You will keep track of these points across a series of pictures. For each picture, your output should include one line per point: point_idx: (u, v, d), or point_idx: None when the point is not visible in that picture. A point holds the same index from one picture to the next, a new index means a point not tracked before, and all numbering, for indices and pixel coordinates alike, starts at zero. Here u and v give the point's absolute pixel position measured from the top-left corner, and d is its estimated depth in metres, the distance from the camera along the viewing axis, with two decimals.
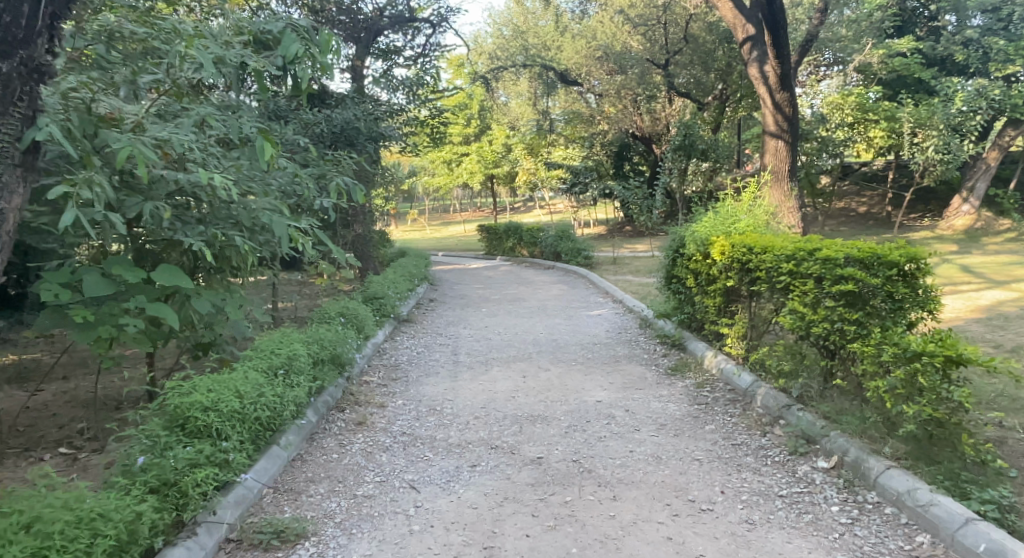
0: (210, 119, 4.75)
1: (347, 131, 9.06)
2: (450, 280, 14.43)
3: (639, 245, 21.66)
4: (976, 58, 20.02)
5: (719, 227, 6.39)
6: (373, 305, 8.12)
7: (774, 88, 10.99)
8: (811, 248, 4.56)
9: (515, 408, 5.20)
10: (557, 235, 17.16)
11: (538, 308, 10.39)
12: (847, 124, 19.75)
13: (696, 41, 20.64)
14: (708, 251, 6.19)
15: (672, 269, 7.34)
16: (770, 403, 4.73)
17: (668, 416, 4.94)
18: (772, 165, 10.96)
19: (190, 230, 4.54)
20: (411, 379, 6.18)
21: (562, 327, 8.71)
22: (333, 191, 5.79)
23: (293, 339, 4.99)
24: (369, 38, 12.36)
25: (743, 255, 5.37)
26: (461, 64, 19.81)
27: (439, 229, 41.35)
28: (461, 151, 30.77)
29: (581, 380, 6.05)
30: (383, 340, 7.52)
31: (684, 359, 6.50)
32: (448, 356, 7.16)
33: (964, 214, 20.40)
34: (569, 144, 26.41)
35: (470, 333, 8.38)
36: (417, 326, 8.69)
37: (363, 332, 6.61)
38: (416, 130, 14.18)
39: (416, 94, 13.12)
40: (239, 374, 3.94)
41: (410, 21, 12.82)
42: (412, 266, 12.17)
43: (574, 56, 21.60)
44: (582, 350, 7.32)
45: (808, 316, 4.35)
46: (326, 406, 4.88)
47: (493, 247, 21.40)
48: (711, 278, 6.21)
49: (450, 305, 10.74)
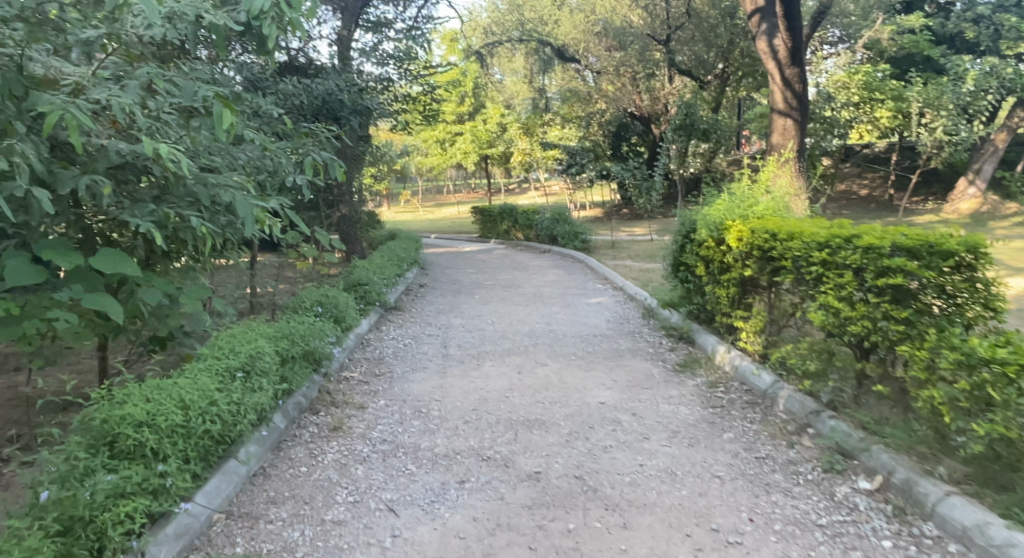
0: (160, 81, 4.14)
1: (329, 104, 8.44)
2: (442, 265, 13.86)
3: (637, 228, 21.04)
4: (987, 35, 19.65)
5: (735, 211, 5.83)
6: (356, 293, 7.54)
7: (783, 63, 10.41)
8: (847, 234, 4.03)
9: (508, 411, 4.67)
10: (553, 217, 16.58)
11: (534, 295, 9.84)
12: (852, 104, 19.10)
13: (698, 17, 20.06)
14: (723, 237, 5.65)
15: (680, 256, 6.78)
16: (796, 408, 4.23)
17: (681, 422, 4.40)
18: (778, 144, 10.42)
19: (140, 210, 3.98)
20: (395, 376, 5.64)
21: (559, 317, 8.15)
22: (309, 167, 5.21)
23: (261, 332, 4.44)
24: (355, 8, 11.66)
25: (764, 242, 4.83)
26: (455, 39, 19.18)
27: (431, 212, 40.52)
28: (455, 130, 29.47)
29: (582, 378, 5.51)
30: (367, 331, 6.96)
31: (693, 353, 5.99)
32: (437, 348, 6.61)
33: (970, 198, 19.92)
34: (564, 123, 25.21)
35: (461, 323, 7.84)
36: (404, 314, 8.13)
37: (343, 323, 6.05)
38: (408, 107, 13.55)
39: (406, 69, 12.38)
40: (188, 378, 3.38)
41: None
42: (401, 250, 11.59)
43: (571, 31, 21.08)
44: (582, 342, 6.78)
45: (847, 313, 3.83)
46: (297, 409, 4.34)
47: (487, 230, 20.80)
48: (726, 266, 5.68)
49: (441, 292, 10.18)
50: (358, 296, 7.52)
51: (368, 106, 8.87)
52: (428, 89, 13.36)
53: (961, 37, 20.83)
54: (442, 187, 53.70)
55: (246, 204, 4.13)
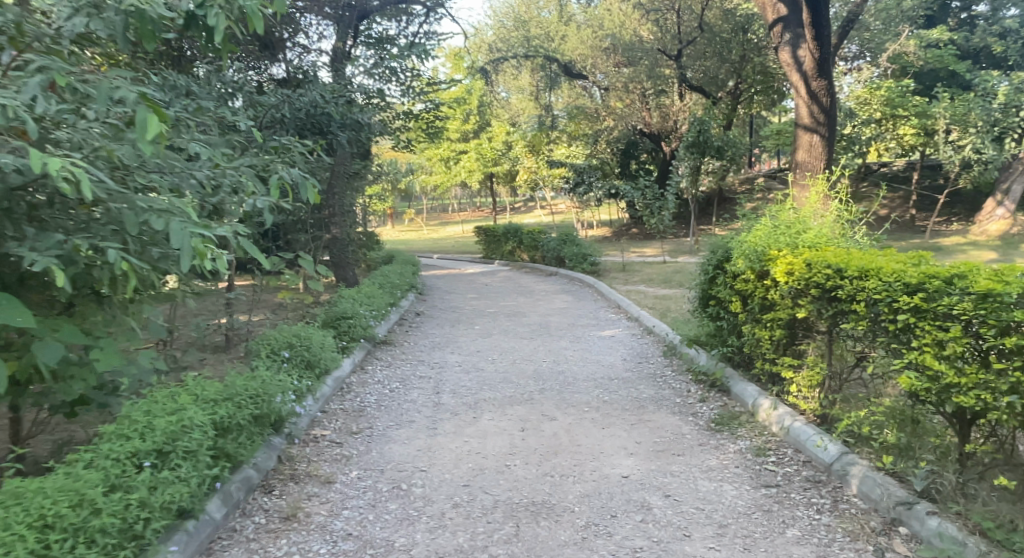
0: (77, 81, 3.32)
1: (315, 117, 7.65)
2: (442, 289, 12.99)
3: (647, 250, 20.17)
4: (1015, 50, 19.01)
5: (779, 238, 4.96)
6: (337, 328, 6.65)
7: (810, 75, 9.57)
8: (947, 274, 3.13)
9: (510, 489, 3.76)
10: (561, 238, 15.70)
11: (540, 326, 8.91)
12: (874, 121, 18.32)
13: (712, 31, 19.59)
14: (765, 270, 4.77)
15: (710, 288, 5.87)
16: (877, 494, 3.32)
17: (728, 511, 3.48)
18: (804, 162, 9.54)
19: (43, 242, 3.12)
20: (376, 432, 4.74)
21: (569, 354, 7.21)
22: (273, 187, 4.32)
23: (202, 391, 3.55)
24: (354, 20, 10.95)
25: (825, 279, 3.94)
26: (460, 55, 18.69)
27: (434, 230, 39.64)
28: (459, 149, 29.02)
29: (599, 440, 4.59)
30: (347, 373, 6.07)
31: (729, 407, 5.09)
32: (428, 396, 5.68)
33: (998, 219, 19.08)
34: (572, 142, 23.93)
35: (458, 360, 6.95)
36: (395, 351, 7.26)
37: (316, 369, 5.15)
38: (409, 124, 12.81)
39: (411, 87, 11.57)
40: (70, 476, 2.50)
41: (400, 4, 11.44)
42: (396, 275, 10.73)
43: (578, 47, 20.52)
44: (596, 387, 5.88)
45: (950, 379, 2.94)
46: (244, 490, 3.44)
47: (491, 251, 19.97)
48: (769, 304, 4.80)
49: (438, 321, 9.28)
50: (340, 331, 6.63)
51: (360, 120, 8.10)
52: (434, 107, 12.59)
53: (986, 51, 20.19)
54: (446, 205, 52.99)
55: (181, 232, 3.26)
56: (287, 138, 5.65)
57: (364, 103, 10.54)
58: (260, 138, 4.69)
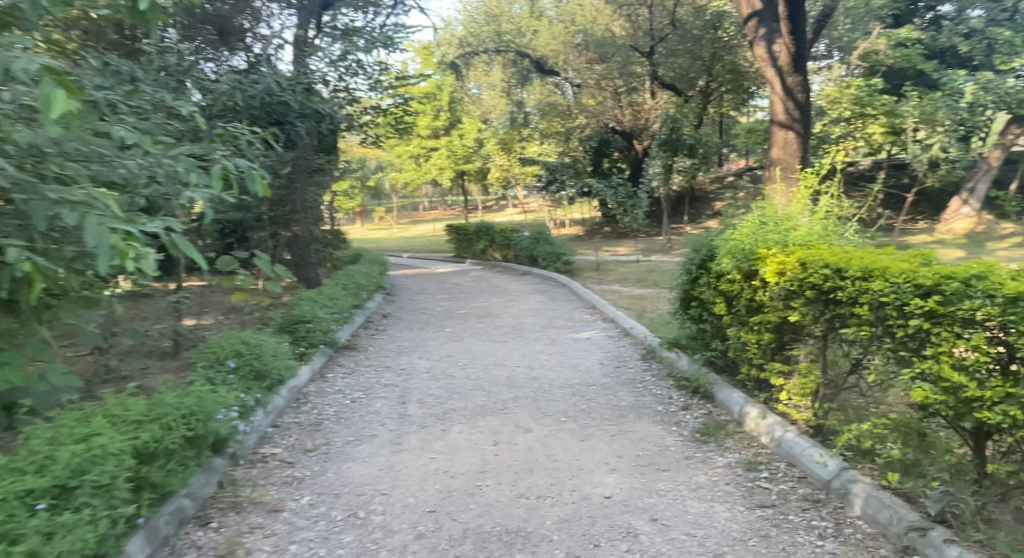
0: None
1: (271, 106, 7.17)
2: (412, 289, 12.54)
3: (620, 249, 19.95)
4: (980, 50, 19.19)
5: (766, 235, 4.65)
6: (294, 334, 6.19)
7: (785, 70, 9.37)
8: (964, 274, 2.86)
9: (479, 514, 3.38)
10: (534, 237, 15.36)
11: (513, 328, 8.53)
12: (843, 119, 18.55)
13: (683, 27, 19.38)
14: (753, 269, 4.46)
15: (692, 289, 5.56)
16: (884, 518, 3.01)
17: (722, 537, 3.13)
18: (779, 159, 9.33)
19: None
20: (332, 450, 4.30)
21: (544, 358, 6.84)
22: (215, 178, 3.87)
23: (125, 412, 3.11)
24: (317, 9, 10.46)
25: (822, 279, 3.63)
26: (430, 50, 18.28)
27: (404, 229, 38.99)
28: (430, 146, 28.10)
29: (577, 454, 4.22)
30: (304, 383, 5.62)
31: (714, 416, 4.77)
32: (392, 406, 5.26)
33: (964, 217, 19.29)
34: (544, 139, 23.55)
35: (426, 366, 6.53)
36: (358, 357, 6.82)
37: (267, 380, 4.70)
38: (376, 119, 12.35)
39: (378, 80, 11.13)
40: None
41: None
42: (362, 275, 10.26)
43: (550, 42, 20.18)
44: (573, 395, 5.52)
45: (972, 392, 2.66)
46: (173, 525, 3.00)
47: (462, 249, 19.57)
48: (757, 306, 4.50)
49: (406, 324, 8.83)
50: (297, 337, 6.17)
51: (320, 110, 7.65)
52: (403, 101, 12.14)
53: (952, 51, 20.36)
54: (418, 204, 52.39)
55: (97, 229, 2.82)
56: (235, 126, 5.20)
57: (329, 94, 10.08)
58: (202, 125, 4.25)
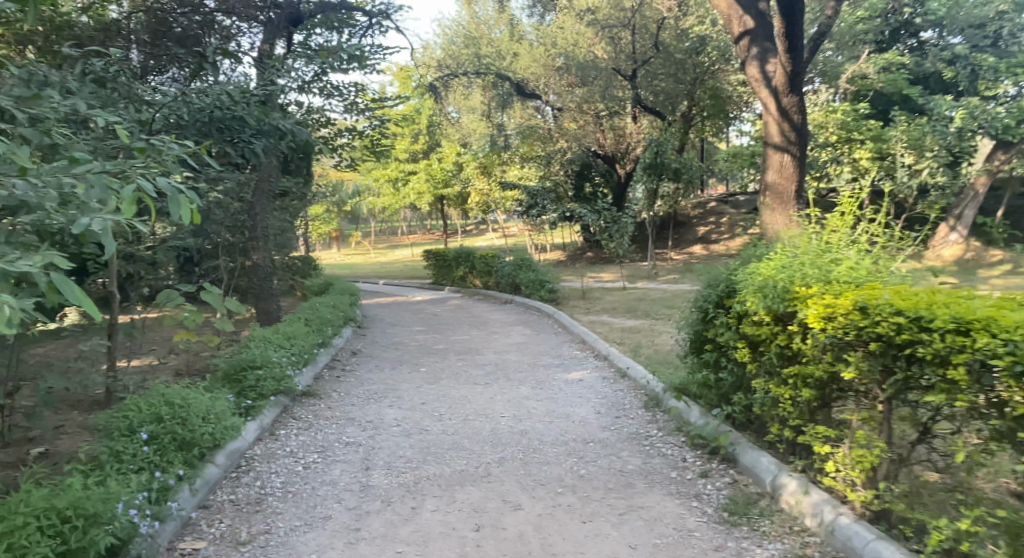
0: None
1: (221, 121, 6.32)
2: (386, 321, 11.65)
3: (605, 275, 19.19)
4: (965, 76, 18.91)
5: (799, 268, 3.89)
6: (241, 383, 5.30)
7: (780, 91, 8.83)
8: None
9: None
10: (516, 264, 14.53)
11: (496, 366, 7.69)
12: (831, 144, 18.20)
13: (666, 51, 18.87)
14: (787, 311, 3.69)
15: (706, 328, 4.76)
16: None
17: None
18: (776, 183, 8.79)
19: None
20: (274, 543, 3.46)
21: (532, 406, 6.00)
22: (131, 202, 3.14)
23: None
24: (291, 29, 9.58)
25: (890, 330, 2.89)
26: (406, 71, 17.47)
27: (382, 254, 37.91)
28: (408, 169, 27.33)
29: (579, 544, 3.42)
30: (249, 445, 4.74)
31: (742, 487, 3.99)
32: (355, 474, 4.40)
33: (952, 244, 19.00)
34: (525, 164, 22.87)
35: (397, 418, 5.66)
36: (319, 406, 5.95)
37: (194, 450, 3.84)
38: (353, 145, 11.59)
39: (355, 105, 10.36)
40: None
41: (344, 16, 10.17)
42: (330, 307, 9.39)
43: (531, 65, 19.68)
44: (570, 455, 4.70)
45: None
46: None
47: (441, 276, 18.70)
48: (793, 354, 3.74)
49: (377, 363, 7.94)
50: (244, 387, 5.28)
51: (280, 127, 6.81)
52: (379, 124, 11.36)
53: (936, 76, 20.10)
54: (396, 227, 51.45)
55: None
56: (165, 138, 4.35)
57: (299, 117, 9.19)
58: (118, 136, 3.51)
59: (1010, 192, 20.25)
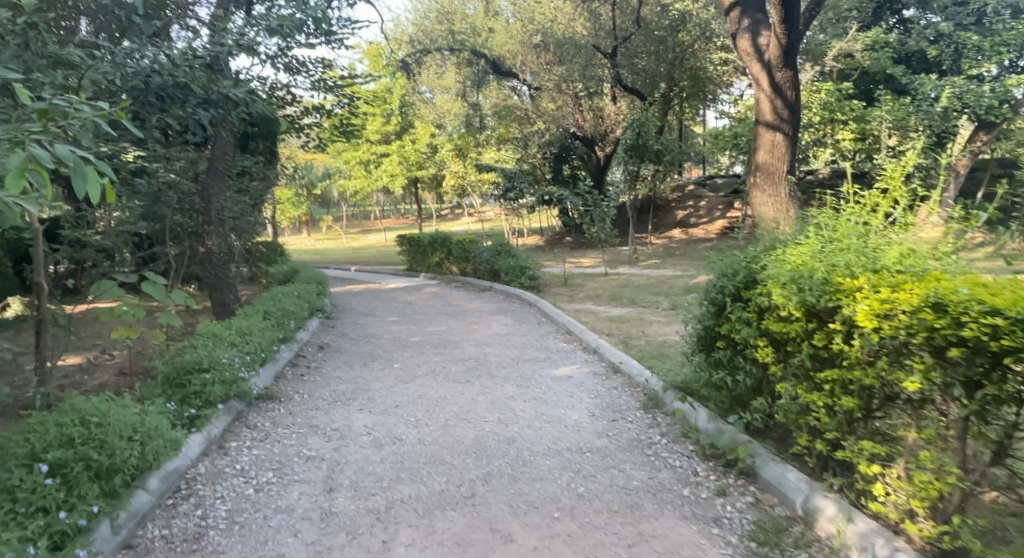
0: None
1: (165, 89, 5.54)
2: (358, 311, 10.92)
3: (585, 260, 18.61)
4: (949, 54, 18.57)
5: (838, 255, 3.30)
6: (184, 390, 4.60)
7: (774, 65, 8.13)
8: None
9: None
10: (495, 249, 13.87)
11: (477, 362, 7.06)
12: (813, 126, 18.03)
13: (647, 27, 18.38)
14: (829, 306, 3.10)
15: (719, 324, 4.15)
16: None
17: None
18: (767, 164, 8.44)
19: None
20: None
21: (518, 408, 5.39)
22: (20, 176, 2.51)
23: None
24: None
25: (983, 334, 2.33)
26: (377, 46, 16.63)
27: (355, 240, 36.84)
28: (380, 151, 26.33)
29: None
30: (191, 463, 4.06)
31: (767, 508, 3.44)
32: (316, 498, 3.75)
33: None
34: (501, 146, 22.12)
35: (366, 426, 4.99)
36: (277, 412, 5.25)
37: (115, 479, 3.20)
38: (322, 124, 10.79)
39: (324, 80, 9.55)
40: None
41: None
42: (294, 297, 8.65)
43: (507, 42, 19.11)
44: (565, 470, 4.09)
45: None
46: None
47: (415, 263, 17.96)
48: (833, 354, 3.16)
49: (346, 359, 7.26)
50: (188, 394, 4.58)
51: (231, 96, 6.03)
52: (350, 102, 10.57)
53: (919, 56, 19.76)
54: (370, 213, 50.36)
55: None
56: (70, 97, 3.64)
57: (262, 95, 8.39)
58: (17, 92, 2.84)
59: (993, 174, 20.01)
